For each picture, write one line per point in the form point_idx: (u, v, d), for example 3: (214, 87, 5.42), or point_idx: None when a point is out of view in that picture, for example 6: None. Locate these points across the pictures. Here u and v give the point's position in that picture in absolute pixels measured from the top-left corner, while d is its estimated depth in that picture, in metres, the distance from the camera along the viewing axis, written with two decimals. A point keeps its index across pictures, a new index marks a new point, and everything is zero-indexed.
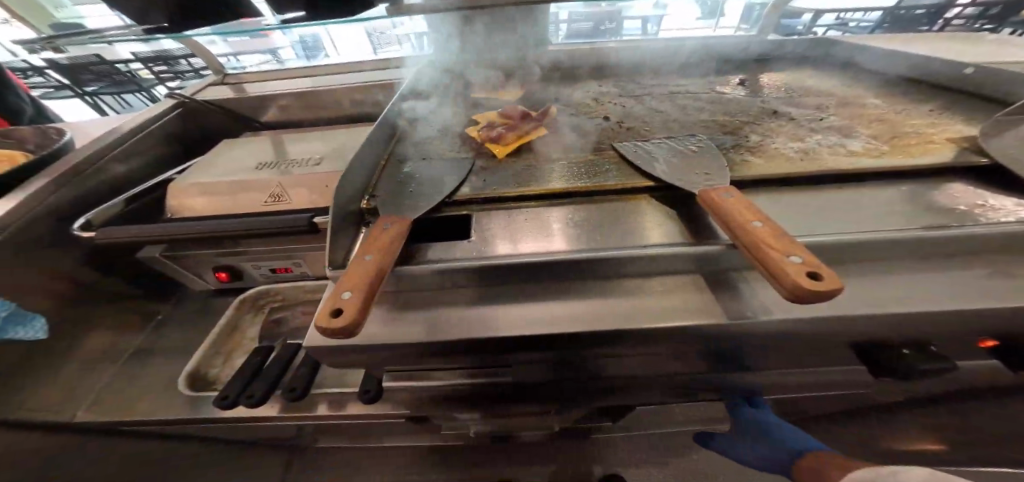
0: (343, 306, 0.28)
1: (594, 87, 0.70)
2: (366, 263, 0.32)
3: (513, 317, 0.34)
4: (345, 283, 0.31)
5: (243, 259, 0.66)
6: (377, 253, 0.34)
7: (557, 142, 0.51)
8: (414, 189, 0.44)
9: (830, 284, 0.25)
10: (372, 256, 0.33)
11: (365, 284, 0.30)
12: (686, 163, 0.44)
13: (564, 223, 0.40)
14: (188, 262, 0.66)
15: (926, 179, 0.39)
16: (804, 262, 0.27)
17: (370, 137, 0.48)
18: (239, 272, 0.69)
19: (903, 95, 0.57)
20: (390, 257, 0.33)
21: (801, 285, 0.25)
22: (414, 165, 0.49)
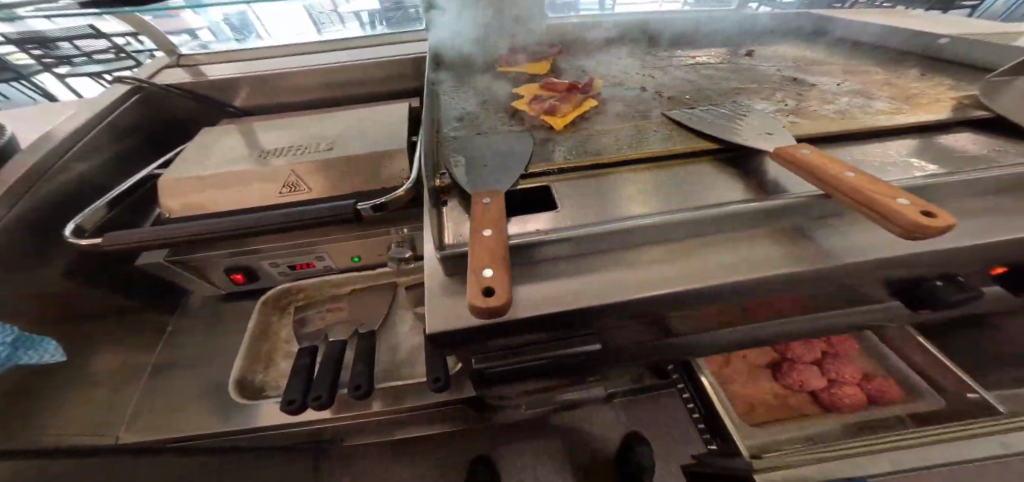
0: (491, 285, 0.27)
1: (614, 61, 0.71)
2: (487, 239, 0.31)
3: (632, 283, 0.34)
4: (477, 263, 0.29)
5: (259, 258, 0.62)
6: (492, 227, 0.32)
7: (610, 113, 0.51)
8: (488, 165, 0.41)
9: (944, 221, 0.27)
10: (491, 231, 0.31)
11: (499, 261, 0.29)
12: (746, 125, 0.46)
13: (651, 189, 0.40)
14: (195, 265, 0.61)
15: (948, 133, 0.45)
16: (912, 202, 0.28)
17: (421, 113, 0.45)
18: (253, 272, 0.65)
19: (889, 64, 0.65)
20: (505, 229, 0.32)
21: (918, 221, 0.26)
22: (470, 141, 0.46)
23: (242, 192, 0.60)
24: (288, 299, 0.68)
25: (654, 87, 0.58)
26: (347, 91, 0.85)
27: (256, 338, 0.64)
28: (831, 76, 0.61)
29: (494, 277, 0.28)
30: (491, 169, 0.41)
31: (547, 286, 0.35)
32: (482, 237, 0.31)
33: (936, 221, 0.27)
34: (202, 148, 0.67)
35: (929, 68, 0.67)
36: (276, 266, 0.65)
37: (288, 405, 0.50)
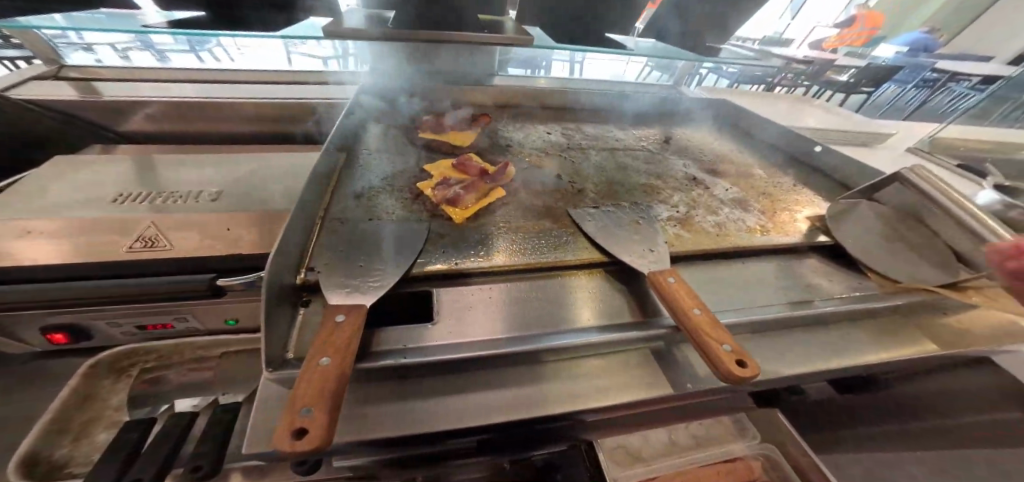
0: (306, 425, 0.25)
1: (542, 135, 0.74)
2: (323, 370, 0.29)
3: (479, 404, 0.33)
4: (302, 395, 0.27)
5: (95, 318, 0.55)
6: (336, 352, 0.30)
7: (512, 205, 0.52)
8: (365, 263, 0.40)
9: (751, 372, 0.29)
10: (332, 360, 0.30)
11: (327, 394, 0.28)
12: (630, 235, 0.48)
13: (530, 302, 0.40)
14: (4, 324, 0.52)
15: (799, 256, 0.50)
16: (734, 350, 0.31)
17: (303, 198, 0.43)
18: (83, 331, 0.57)
19: (772, 170, 0.74)
20: (350, 356, 0.30)
21: (732, 371, 0.29)
22: (357, 228, 0.45)
23: (98, 242, 0.53)
24: (135, 360, 0.59)
25: (566, 176, 0.61)
26: (266, 124, 0.80)
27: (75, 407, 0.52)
28: (723, 178, 0.67)
29: (308, 422, 0.25)
30: (367, 268, 0.39)
31: (402, 399, 0.32)
32: (317, 366, 0.29)
33: (749, 370, 0.29)
34: (44, 186, 0.58)
35: (804, 175, 0.76)
36: (120, 327, 0.58)
37: None
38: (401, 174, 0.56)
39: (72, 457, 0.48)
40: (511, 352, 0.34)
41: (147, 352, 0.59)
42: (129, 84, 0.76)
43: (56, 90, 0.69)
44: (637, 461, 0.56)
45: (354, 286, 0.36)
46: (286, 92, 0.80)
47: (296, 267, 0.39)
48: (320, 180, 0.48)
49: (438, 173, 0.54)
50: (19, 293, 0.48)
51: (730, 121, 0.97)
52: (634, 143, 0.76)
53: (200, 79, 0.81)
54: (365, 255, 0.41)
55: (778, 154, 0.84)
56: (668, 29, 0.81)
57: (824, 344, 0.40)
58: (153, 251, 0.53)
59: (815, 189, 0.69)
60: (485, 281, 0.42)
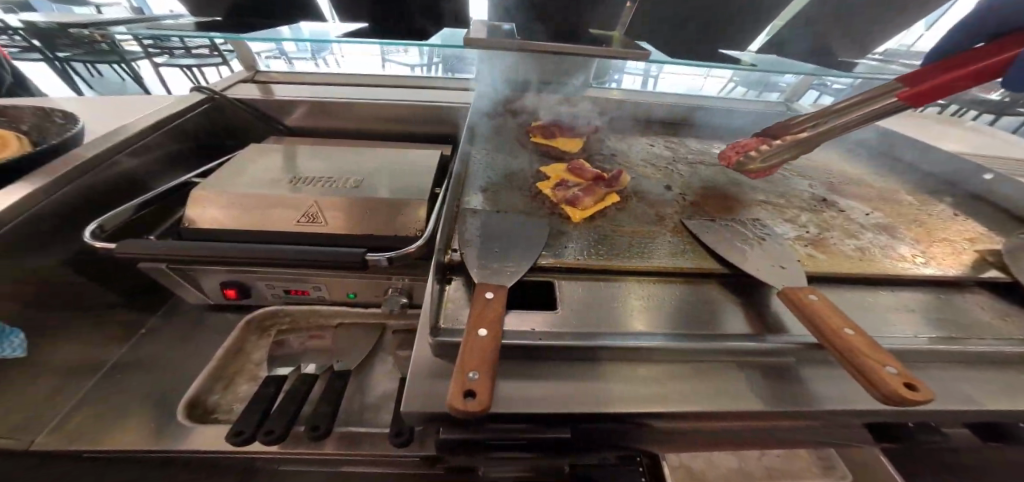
0: (474, 388, 0.29)
1: (649, 146, 0.74)
2: (481, 340, 0.33)
3: (607, 392, 0.34)
4: (466, 362, 0.32)
5: (259, 278, 0.66)
6: (489, 326, 0.35)
7: (626, 210, 0.53)
8: (499, 250, 0.44)
9: (926, 396, 0.27)
10: (487, 333, 0.34)
11: (486, 362, 0.32)
12: (755, 249, 0.46)
13: (652, 304, 0.41)
14: (196, 276, 0.65)
15: (966, 293, 0.44)
16: (899, 373, 0.29)
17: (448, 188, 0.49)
18: (247, 289, 0.68)
19: (921, 197, 0.65)
20: (501, 332, 0.34)
21: (903, 393, 0.27)
22: (489, 219, 0.50)
23: (277, 213, 0.66)
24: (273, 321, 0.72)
25: (676, 187, 0.61)
26: (393, 126, 0.92)
27: (228, 357, 0.65)
28: (858, 201, 0.61)
29: (477, 385, 0.30)
30: (501, 255, 0.44)
31: (536, 376, 0.35)
32: (477, 337, 0.33)
33: (923, 394, 0.27)
34: (240, 166, 0.74)
35: (964, 205, 0.66)
36: (273, 290, 0.68)
37: (234, 437, 0.49)
38: (518, 173, 0.61)
39: (221, 403, 0.60)
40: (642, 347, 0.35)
41: (283, 316, 0.72)
42: (298, 89, 0.94)
43: (249, 92, 0.89)
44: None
45: (493, 269, 0.41)
46: (412, 98, 0.91)
47: (444, 247, 0.45)
48: (456, 175, 0.54)
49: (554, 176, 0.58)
50: (214, 248, 0.58)
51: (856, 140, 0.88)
52: None
53: (347, 87, 0.97)
54: (499, 243, 0.45)
55: (922, 179, 0.73)
56: (794, 40, 0.77)
57: (1005, 393, 0.34)
58: (315, 225, 0.65)
59: (983, 222, 0.59)
60: (605, 278, 0.44)
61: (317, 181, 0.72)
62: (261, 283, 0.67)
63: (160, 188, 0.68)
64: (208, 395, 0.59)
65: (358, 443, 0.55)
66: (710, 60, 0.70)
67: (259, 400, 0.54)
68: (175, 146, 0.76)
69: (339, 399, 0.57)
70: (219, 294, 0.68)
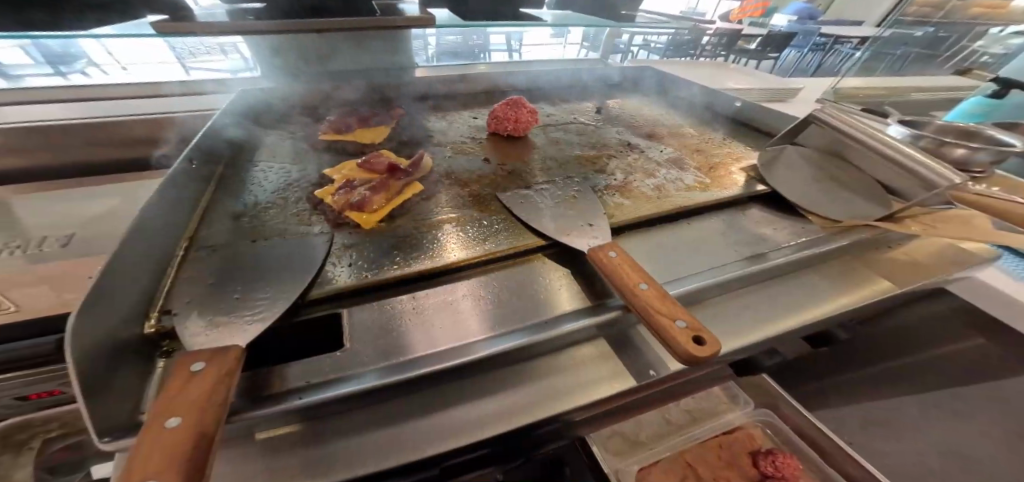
0: None
1: (469, 119, 0.68)
2: (169, 434, 0.21)
3: (405, 447, 0.26)
4: (133, 476, 0.19)
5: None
6: (188, 409, 0.22)
7: (432, 199, 0.45)
8: (241, 294, 0.31)
9: (712, 348, 0.25)
10: (182, 419, 0.22)
11: (175, 461, 0.20)
12: (566, 210, 0.43)
13: (460, 305, 0.34)
14: None
15: (740, 208, 0.49)
16: (689, 325, 0.27)
17: (151, 225, 0.33)
18: None
19: (705, 128, 0.74)
20: (214, 407, 0.23)
21: (691, 352, 0.25)
22: (236, 252, 0.36)
23: None
24: (33, 431, 0.40)
25: (495, 159, 0.55)
26: (135, 148, 0.66)
27: None
28: (659, 141, 0.65)
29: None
30: (244, 298, 0.31)
31: (306, 463, 0.25)
32: (162, 431, 0.21)
33: (709, 348, 0.25)
34: None
35: (734, 130, 0.77)
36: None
37: None
38: (296, 182, 0.47)
39: None
40: (436, 371, 0.27)
41: (46, 420, 0.40)
42: None
43: None
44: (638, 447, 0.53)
45: (223, 326, 0.28)
46: (158, 108, 0.67)
47: (140, 316, 0.30)
48: (181, 200, 0.38)
49: (342, 176, 0.46)
50: None
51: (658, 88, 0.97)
52: (568, 117, 0.72)
53: (38, 99, 0.66)
54: (241, 283, 0.32)
55: (706, 115, 0.84)
56: None
57: (775, 296, 0.37)
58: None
59: (747, 142, 0.69)
60: (402, 291, 0.35)
61: None
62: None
63: None
64: None
65: None
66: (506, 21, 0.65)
67: None
68: None
69: None
70: None
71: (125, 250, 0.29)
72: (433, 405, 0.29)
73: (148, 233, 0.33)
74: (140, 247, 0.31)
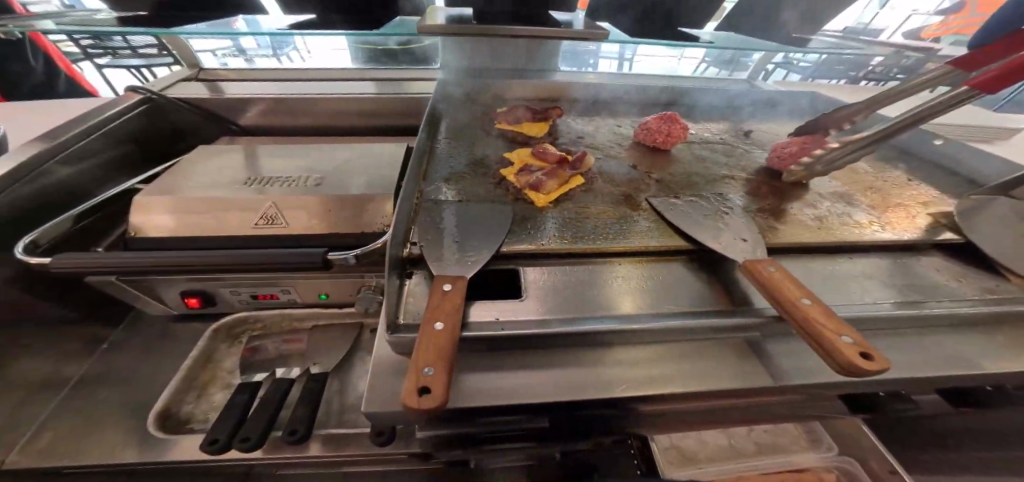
0: (429, 383, 0.28)
1: (616, 127, 0.74)
2: (437, 334, 0.32)
3: (570, 378, 0.34)
4: (422, 358, 0.30)
5: (221, 285, 0.62)
6: (446, 319, 0.34)
7: (590, 193, 0.53)
8: (461, 239, 0.43)
9: (880, 365, 0.27)
10: (444, 326, 0.33)
11: (443, 356, 0.31)
12: (717, 223, 0.46)
13: (616, 284, 0.41)
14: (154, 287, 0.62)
15: (917, 255, 0.45)
16: (855, 342, 0.29)
17: (406, 181, 0.47)
18: (211, 297, 0.64)
19: (877, 165, 0.67)
20: (458, 324, 0.34)
21: (857, 362, 0.27)
22: (451, 209, 0.48)
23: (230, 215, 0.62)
24: (246, 327, 0.69)
25: (642, 167, 0.60)
26: (353, 120, 0.89)
27: (197, 366, 0.62)
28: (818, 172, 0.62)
29: (431, 379, 0.28)
30: (462, 242, 0.42)
31: (505, 366, 0.35)
32: (432, 331, 0.32)
33: (878, 363, 0.27)
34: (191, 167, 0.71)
35: (918, 171, 0.68)
36: (239, 295, 0.65)
37: (210, 445, 0.46)
38: (481, 162, 0.59)
39: (194, 413, 0.58)
40: (595, 328, 0.35)
41: (255, 320, 0.69)
42: (253, 84, 0.89)
43: (199, 91, 0.84)
44: (693, 462, 0.56)
45: (455, 259, 0.40)
46: (374, 92, 0.88)
47: (402, 242, 0.43)
48: (415, 166, 0.53)
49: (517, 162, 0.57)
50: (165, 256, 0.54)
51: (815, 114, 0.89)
52: (714, 136, 0.73)
53: (303, 79, 0.93)
54: (459, 232, 0.44)
55: (881, 150, 0.75)
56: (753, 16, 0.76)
57: (950, 350, 0.36)
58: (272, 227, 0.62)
59: (936, 186, 0.61)
60: (568, 262, 0.43)
61: (275, 181, 0.68)
62: (225, 291, 0.63)
63: (105, 192, 0.64)
64: (178, 404, 0.57)
65: (342, 444, 0.53)
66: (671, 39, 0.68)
67: (231, 409, 0.51)
68: (116, 151, 0.71)
69: (316, 402, 0.55)
70: (182, 303, 0.65)
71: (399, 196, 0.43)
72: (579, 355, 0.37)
73: (404, 187, 0.46)
74: (404, 192, 0.45)
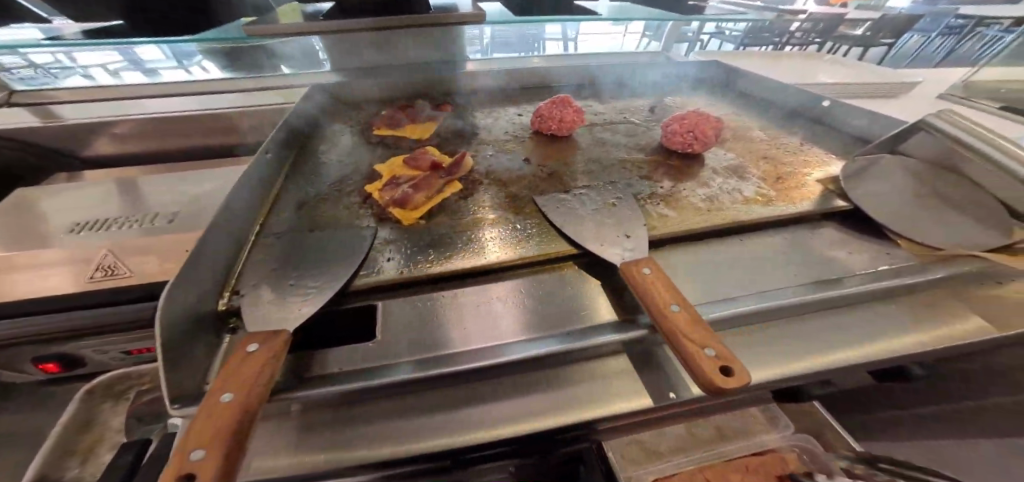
0: (195, 468, 0.20)
1: (517, 116, 0.68)
2: (222, 406, 0.24)
3: (416, 434, 0.27)
4: (191, 442, 0.22)
5: (82, 345, 0.51)
6: (241, 385, 0.26)
7: (469, 200, 0.47)
8: (295, 279, 0.35)
9: (741, 380, 0.23)
10: (234, 394, 0.25)
11: (227, 430, 0.23)
12: (602, 219, 0.41)
13: (483, 308, 0.34)
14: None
15: (809, 227, 0.43)
16: (719, 354, 0.24)
17: (231, 215, 0.39)
18: (78, 360, 0.53)
19: (779, 132, 0.66)
20: (260, 386, 0.26)
21: (716, 382, 0.22)
22: (295, 240, 0.40)
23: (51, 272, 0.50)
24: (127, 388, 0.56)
25: (536, 160, 0.55)
26: (227, 135, 0.76)
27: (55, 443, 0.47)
28: (719, 145, 0.60)
29: (198, 466, 0.20)
30: (297, 282, 0.34)
31: (335, 434, 0.27)
32: (216, 403, 0.24)
33: (736, 380, 0.23)
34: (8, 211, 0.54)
35: (817, 135, 0.67)
36: (108, 353, 0.53)
37: None
38: (350, 176, 0.51)
39: None
40: (484, 364, 0.28)
41: None
42: (95, 103, 0.75)
43: (16, 116, 0.69)
44: None
45: (276, 308, 0.32)
46: (246, 100, 0.76)
47: (216, 295, 0.35)
48: (255, 192, 0.44)
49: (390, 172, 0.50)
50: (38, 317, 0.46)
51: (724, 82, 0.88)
52: (620, 116, 0.69)
53: (161, 92, 0.80)
54: (294, 271, 0.36)
55: (785, 116, 0.74)
56: None
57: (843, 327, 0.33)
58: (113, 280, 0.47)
59: (832, 149, 0.60)
60: (436, 289, 0.37)
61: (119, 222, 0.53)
62: (87, 351, 0.51)
63: None
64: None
65: None
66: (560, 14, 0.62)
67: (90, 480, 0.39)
68: None
69: None
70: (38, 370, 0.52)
71: (207, 237, 0.34)
72: (480, 397, 0.30)
73: (227, 222, 0.38)
74: (220, 231, 0.36)
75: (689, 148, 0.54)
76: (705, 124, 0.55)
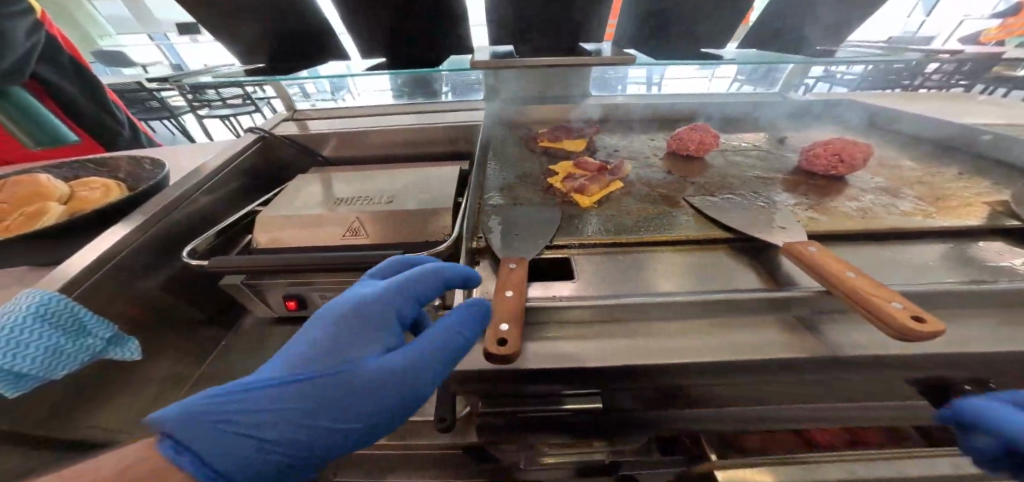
0: (505, 336, 0.34)
1: (650, 140, 0.80)
2: (507, 299, 0.38)
3: (621, 348, 0.39)
4: (496, 316, 0.36)
5: (311, 290, 0.64)
6: (514, 288, 0.39)
7: (630, 194, 0.58)
8: (520, 233, 0.49)
9: (931, 326, 0.29)
10: (512, 293, 0.39)
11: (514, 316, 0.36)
12: (757, 215, 0.49)
13: (659, 269, 0.45)
14: (261, 291, 0.66)
15: (978, 238, 0.45)
16: (904, 307, 0.31)
17: (469, 189, 0.55)
18: (305, 302, 0.67)
19: (927, 161, 0.67)
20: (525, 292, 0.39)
21: (907, 324, 0.29)
22: (507, 212, 0.55)
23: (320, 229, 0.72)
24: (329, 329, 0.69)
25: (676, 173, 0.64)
26: (413, 147, 1.00)
27: None
28: (862, 168, 0.63)
29: (507, 334, 0.34)
30: (523, 235, 0.49)
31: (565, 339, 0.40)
32: (504, 297, 0.38)
33: (928, 324, 0.29)
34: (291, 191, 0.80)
35: (973, 168, 0.67)
36: (327, 299, 0.67)
37: None
38: (531, 176, 0.66)
39: None
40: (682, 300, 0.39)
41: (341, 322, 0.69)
42: (330, 121, 1.05)
43: (288, 128, 1.00)
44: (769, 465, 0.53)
45: (516, 249, 0.46)
46: (428, 122, 1.00)
47: (469, 237, 0.50)
48: (474, 177, 0.61)
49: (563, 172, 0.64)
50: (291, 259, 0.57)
51: (854, 121, 0.90)
52: (749, 143, 0.76)
53: (368, 114, 1.09)
54: (516, 228, 0.50)
55: (930, 149, 0.75)
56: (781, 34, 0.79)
57: (1015, 330, 0.37)
58: (357, 238, 0.67)
59: (995, 178, 0.60)
60: (612, 253, 0.48)
61: (359, 200, 0.74)
62: (315, 295, 0.65)
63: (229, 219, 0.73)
64: None
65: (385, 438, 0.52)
66: (701, 57, 0.74)
67: None
68: (237, 182, 0.82)
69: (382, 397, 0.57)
70: (282, 306, 0.68)
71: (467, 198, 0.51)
72: (666, 330, 0.40)
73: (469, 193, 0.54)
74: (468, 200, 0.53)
75: (832, 170, 0.59)
76: (850, 148, 0.60)
